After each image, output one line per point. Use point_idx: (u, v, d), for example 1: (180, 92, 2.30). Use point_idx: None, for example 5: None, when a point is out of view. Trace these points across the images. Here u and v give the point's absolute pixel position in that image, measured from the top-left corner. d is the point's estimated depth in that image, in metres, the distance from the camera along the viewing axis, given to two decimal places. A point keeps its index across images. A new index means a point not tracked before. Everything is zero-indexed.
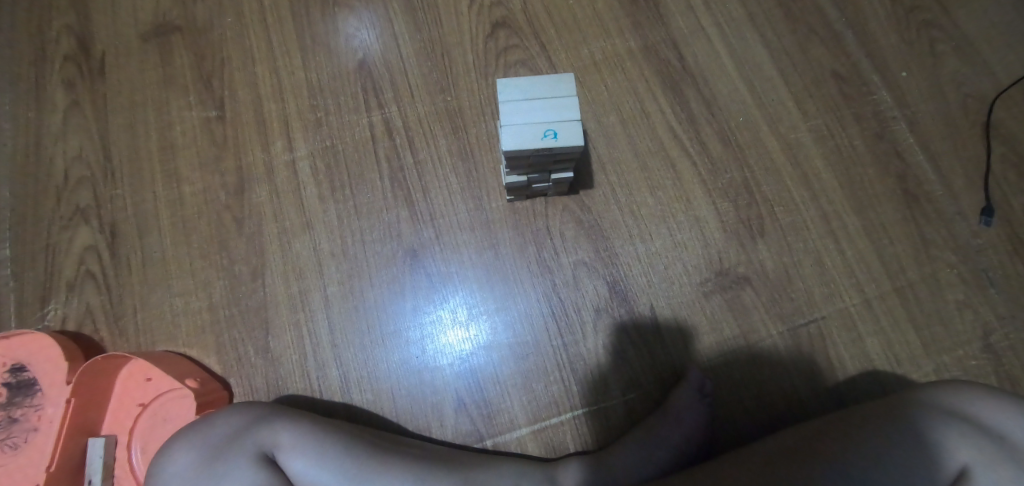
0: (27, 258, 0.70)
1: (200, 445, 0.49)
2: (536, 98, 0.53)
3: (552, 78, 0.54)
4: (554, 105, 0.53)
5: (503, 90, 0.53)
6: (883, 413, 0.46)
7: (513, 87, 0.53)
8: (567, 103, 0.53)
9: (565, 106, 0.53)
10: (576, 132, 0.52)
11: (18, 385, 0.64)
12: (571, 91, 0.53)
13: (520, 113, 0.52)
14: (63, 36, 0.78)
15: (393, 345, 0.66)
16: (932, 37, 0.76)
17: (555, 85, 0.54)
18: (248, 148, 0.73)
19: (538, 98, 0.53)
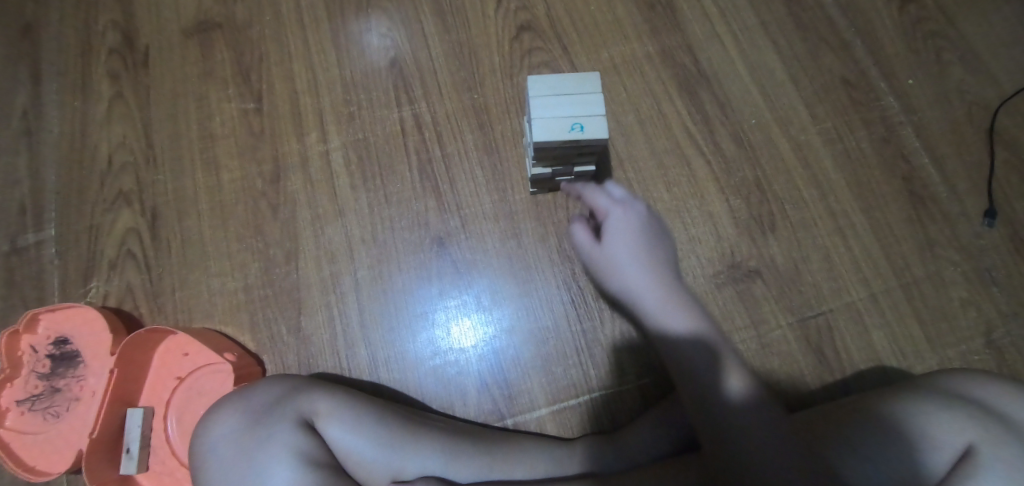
0: (71, 237, 0.74)
1: (243, 410, 0.51)
2: (564, 94, 0.56)
3: (578, 75, 0.57)
4: (581, 101, 0.56)
5: (533, 86, 0.56)
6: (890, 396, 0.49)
7: (542, 84, 0.56)
8: (592, 99, 0.56)
9: (590, 102, 0.56)
10: (601, 125, 0.55)
11: (61, 357, 0.67)
12: (596, 88, 0.56)
13: (548, 108, 0.55)
14: (110, 31, 0.82)
15: (419, 327, 0.69)
16: (938, 47, 0.79)
17: (581, 82, 0.57)
18: (284, 139, 0.77)
19: (565, 94, 0.56)
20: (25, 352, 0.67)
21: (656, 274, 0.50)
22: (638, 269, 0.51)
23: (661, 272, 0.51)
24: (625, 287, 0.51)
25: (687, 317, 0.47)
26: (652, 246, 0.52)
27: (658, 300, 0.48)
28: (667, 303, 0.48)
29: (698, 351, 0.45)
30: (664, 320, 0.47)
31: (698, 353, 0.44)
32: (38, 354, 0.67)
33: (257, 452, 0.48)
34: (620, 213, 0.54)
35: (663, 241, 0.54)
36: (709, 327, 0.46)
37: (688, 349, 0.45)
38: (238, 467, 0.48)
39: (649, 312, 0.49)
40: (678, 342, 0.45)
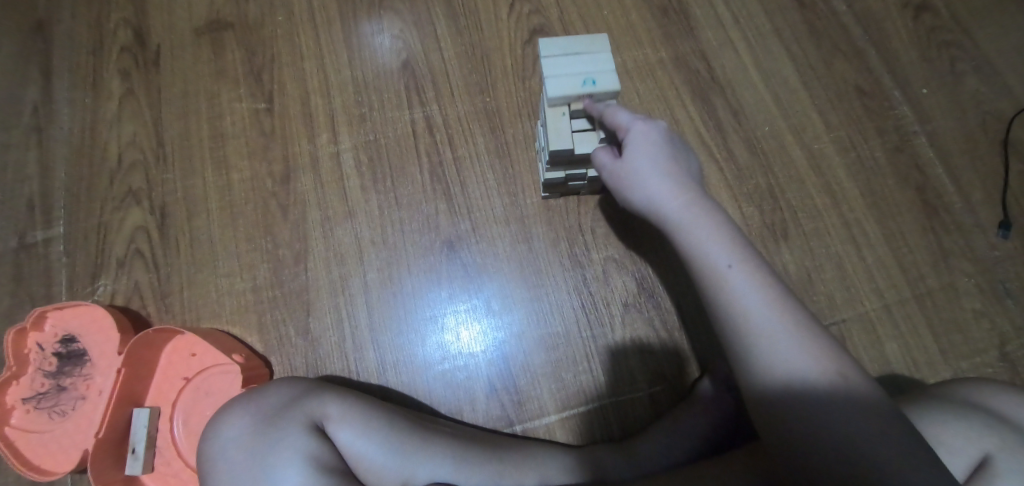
0: (80, 235, 0.73)
1: (253, 413, 0.51)
2: (574, 52, 0.55)
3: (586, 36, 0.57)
4: (590, 58, 0.55)
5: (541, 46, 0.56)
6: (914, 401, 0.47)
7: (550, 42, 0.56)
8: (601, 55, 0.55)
9: (600, 58, 0.55)
10: (612, 78, 0.54)
11: (68, 355, 0.67)
12: (604, 46, 0.56)
13: (559, 65, 0.55)
14: (122, 28, 0.82)
15: (428, 330, 0.69)
16: (952, 56, 0.79)
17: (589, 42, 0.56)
18: (294, 139, 0.76)
19: (575, 52, 0.55)
20: (32, 350, 0.66)
21: (680, 185, 0.48)
22: (662, 180, 0.49)
23: (685, 183, 0.48)
24: (650, 198, 0.49)
25: (712, 223, 0.45)
26: (675, 159, 0.50)
27: (683, 209, 0.47)
28: (691, 211, 0.46)
29: (724, 255, 0.43)
30: (689, 228, 0.46)
31: (724, 255, 0.43)
32: (45, 352, 0.67)
33: (268, 456, 0.48)
34: (643, 130, 0.51)
35: (684, 154, 0.52)
36: (735, 232, 0.45)
37: (714, 251, 0.43)
38: (249, 471, 0.48)
39: (673, 219, 0.47)
40: (704, 247, 0.44)
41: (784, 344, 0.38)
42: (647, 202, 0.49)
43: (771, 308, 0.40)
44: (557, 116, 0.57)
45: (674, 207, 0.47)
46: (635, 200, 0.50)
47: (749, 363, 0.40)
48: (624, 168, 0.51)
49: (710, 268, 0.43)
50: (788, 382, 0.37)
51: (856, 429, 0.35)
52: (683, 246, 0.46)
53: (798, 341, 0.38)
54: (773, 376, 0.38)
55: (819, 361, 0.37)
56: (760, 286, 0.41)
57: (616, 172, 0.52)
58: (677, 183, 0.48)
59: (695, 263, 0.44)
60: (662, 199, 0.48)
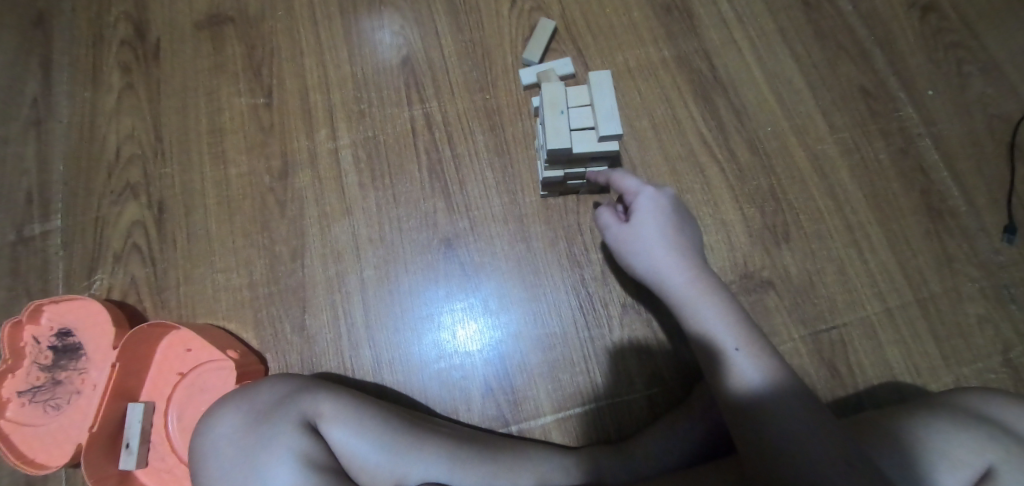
0: (77, 228, 0.73)
1: (245, 409, 0.50)
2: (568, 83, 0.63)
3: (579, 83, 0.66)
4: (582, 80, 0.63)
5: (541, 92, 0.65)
6: (917, 411, 0.46)
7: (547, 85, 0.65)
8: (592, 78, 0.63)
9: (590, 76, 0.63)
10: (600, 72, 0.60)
11: (63, 349, 0.67)
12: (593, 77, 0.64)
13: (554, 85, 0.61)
14: (122, 22, 0.82)
15: (425, 330, 0.68)
16: (959, 57, 0.78)
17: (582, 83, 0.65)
18: (293, 134, 0.76)
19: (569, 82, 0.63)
20: (27, 343, 0.66)
21: (685, 260, 0.53)
22: (669, 253, 0.54)
23: (691, 261, 0.53)
24: (655, 269, 0.54)
25: (717, 303, 0.49)
26: (681, 235, 0.55)
27: (688, 287, 0.51)
28: (697, 289, 0.50)
29: (730, 336, 0.46)
30: (694, 305, 0.49)
31: (729, 336, 0.46)
32: (40, 345, 0.66)
33: (260, 453, 0.47)
34: (651, 196, 0.57)
35: (690, 229, 0.57)
36: (741, 315, 0.48)
37: (720, 331, 0.46)
38: (241, 468, 0.47)
39: (678, 294, 0.51)
40: (708, 324, 0.47)
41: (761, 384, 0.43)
42: (652, 273, 0.54)
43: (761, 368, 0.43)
44: (554, 117, 0.58)
45: (681, 282, 0.51)
46: (641, 268, 0.55)
47: (742, 430, 0.42)
48: (630, 234, 0.57)
49: (715, 346, 0.46)
50: (763, 410, 0.41)
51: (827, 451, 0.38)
52: (688, 320, 0.50)
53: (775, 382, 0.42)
54: (752, 404, 0.42)
55: (805, 417, 0.40)
56: (763, 369, 0.43)
57: (622, 238, 0.57)
58: (682, 258, 0.53)
59: (700, 339, 0.48)
60: (669, 271, 0.53)
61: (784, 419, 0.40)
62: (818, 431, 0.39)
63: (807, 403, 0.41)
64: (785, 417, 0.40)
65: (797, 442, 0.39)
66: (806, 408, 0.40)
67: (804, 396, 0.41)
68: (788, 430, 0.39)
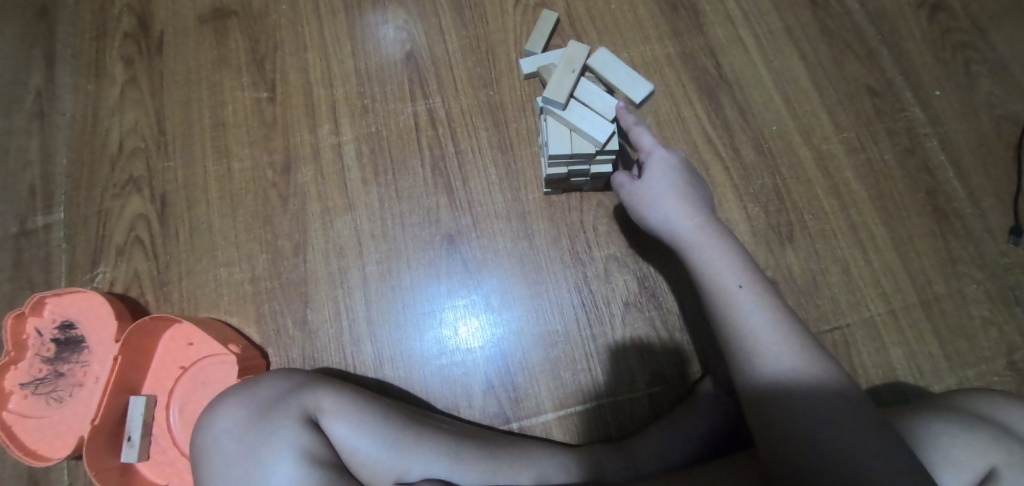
0: (80, 221, 0.73)
1: (247, 403, 0.50)
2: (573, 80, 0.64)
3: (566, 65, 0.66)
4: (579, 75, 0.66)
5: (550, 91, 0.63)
6: (932, 411, 0.46)
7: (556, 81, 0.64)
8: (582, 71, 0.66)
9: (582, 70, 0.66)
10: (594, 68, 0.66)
11: (66, 342, 0.67)
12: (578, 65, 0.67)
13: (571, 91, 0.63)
14: (125, 15, 0.82)
15: (427, 325, 0.68)
16: (967, 57, 0.77)
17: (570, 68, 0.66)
18: (296, 129, 0.76)
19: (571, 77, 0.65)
20: (30, 336, 0.66)
21: (696, 210, 0.53)
22: (678, 202, 0.54)
23: (697, 207, 0.54)
24: (665, 216, 0.54)
25: (724, 245, 0.50)
26: (688, 188, 0.56)
27: (696, 230, 0.51)
28: (705, 232, 0.51)
29: (733, 275, 0.47)
30: (700, 247, 0.50)
31: (732, 275, 0.47)
32: (43, 338, 0.67)
33: (261, 448, 0.47)
34: (662, 156, 0.58)
35: (701, 186, 0.57)
36: (743, 255, 0.49)
37: (724, 271, 0.47)
38: (242, 461, 0.47)
39: (686, 239, 0.52)
40: (713, 265, 0.48)
41: (781, 355, 0.42)
42: (661, 222, 0.55)
43: (774, 329, 0.43)
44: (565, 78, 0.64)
45: (689, 226, 0.52)
46: (651, 218, 0.55)
47: (743, 362, 0.43)
48: (643, 189, 0.57)
49: (718, 284, 0.47)
50: (772, 393, 0.41)
51: (844, 450, 0.37)
52: (693, 261, 0.50)
53: (793, 350, 0.42)
54: (766, 392, 0.41)
55: (801, 352, 0.42)
56: (763, 306, 0.45)
57: (634, 193, 0.58)
58: (693, 207, 0.54)
59: (705, 278, 0.48)
60: (676, 218, 0.53)
61: (799, 417, 0.39)
62: (837, 429, 0.38)
63: (802, 335, 0.43)
64: (802, 414, 0.39)
65: (816, 438, 0.38)
66: (830, 402, 0.39)
67: (824, 385, 0.40)
68: (806, 427, 0.38)
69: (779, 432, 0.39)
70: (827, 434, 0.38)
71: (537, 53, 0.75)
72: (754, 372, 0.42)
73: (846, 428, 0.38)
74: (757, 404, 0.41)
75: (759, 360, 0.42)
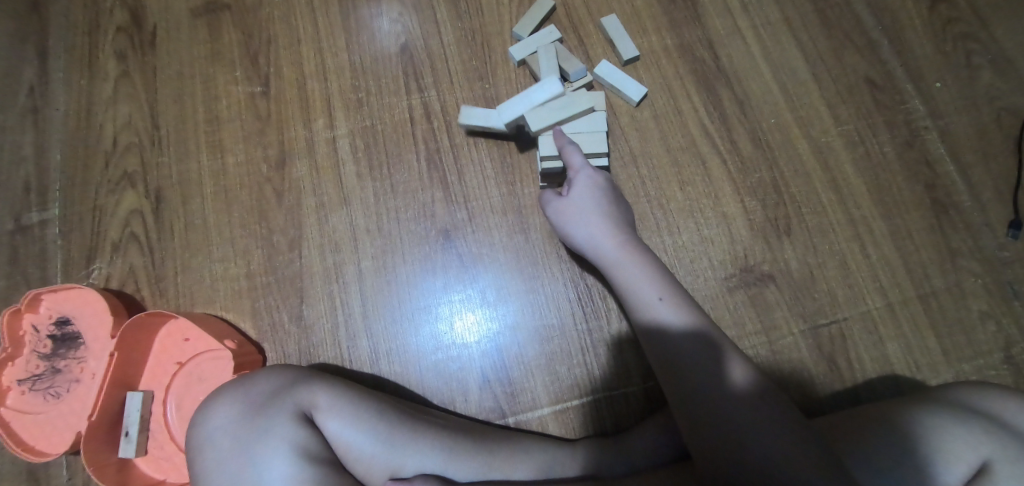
0: (74, 218, 0.73)
1: (242, 400, 0.50)
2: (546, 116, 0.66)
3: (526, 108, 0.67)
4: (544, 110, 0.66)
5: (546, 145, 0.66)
6: (924, 403, 0.46)
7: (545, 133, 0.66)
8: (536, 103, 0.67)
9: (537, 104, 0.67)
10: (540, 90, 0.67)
11: (62, 338, 0.67)
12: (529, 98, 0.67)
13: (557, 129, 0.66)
14: (118, 9, 0.81)
15: (421, 320, 0.68)
16: (968, 49, 0.76)
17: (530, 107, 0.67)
18: (292, 124, 0.75)
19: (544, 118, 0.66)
20: (27, 332, 0.66)
21: (616, 228, 0.59)
22: (601, 223, 0.60)
23: (618, 228, 0.59)
24: (591, 237, 0.59)
25: (641, 262, 0.55)
26: (609, 211, 0.61)
27: (618, 250, 0.57)
28: (623, 248, 0.57)
29: (653, 291, 0.51)
30: (624, 265, 0.55)
31: (652, 288, 0.52)
32: (40, 334, 0.67)
33: (256, 444, 0.47)
34: (590, 174, 0.63)
35: (621, 206, 0.63)
36: (661, 270, 0.54)
37: (645, 288, 0.52)
38: (237, 457, 0.47)
39: (609, 255, 0.57)
40: (632, 278, 0.53)
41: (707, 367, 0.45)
42: (587, 239, 0.60)
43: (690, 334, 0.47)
44: (580, 97, 0.66)
45: (612, 246, 0.57)
46: (576, 235, 0.61)
47: (673, 376, 0.46)
48: (569, 207, 0.62)
49: (641, 301, 0.51)
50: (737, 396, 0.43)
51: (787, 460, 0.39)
52: (616, 275, 0.55)
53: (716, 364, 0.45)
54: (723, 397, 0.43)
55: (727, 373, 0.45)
56: (683, 316, 0.49)
57: (559, 209, 0.63)
58: (612, 226, 0.59)
59: (629, 295, 0.53)
60: (601, 237, 0.59)
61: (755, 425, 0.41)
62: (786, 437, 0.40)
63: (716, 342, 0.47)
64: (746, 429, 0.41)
65: (761, 449, 0.40)
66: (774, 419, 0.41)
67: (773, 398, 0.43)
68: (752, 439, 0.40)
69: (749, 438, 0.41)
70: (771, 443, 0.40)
71: (524, 36, 0.76)
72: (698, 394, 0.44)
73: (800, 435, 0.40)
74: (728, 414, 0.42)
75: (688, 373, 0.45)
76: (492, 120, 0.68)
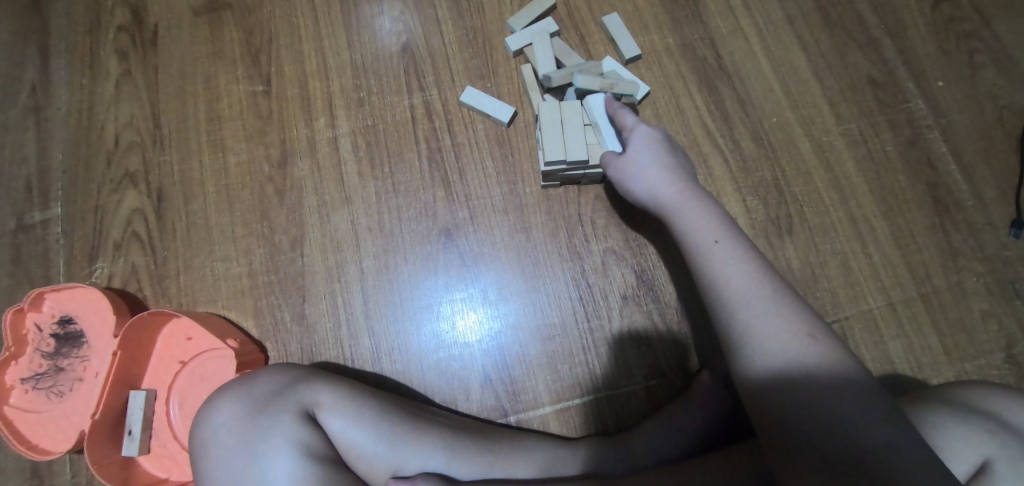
0: (77, 217, 0.73)
1: (245, 398, 0.50)
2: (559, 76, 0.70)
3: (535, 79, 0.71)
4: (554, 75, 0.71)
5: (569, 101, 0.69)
6: (932, 402, 0.46)
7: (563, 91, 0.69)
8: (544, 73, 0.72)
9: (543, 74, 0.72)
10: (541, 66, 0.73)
11: (65, 337, 0.67)
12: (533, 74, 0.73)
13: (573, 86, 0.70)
14: (119, 8, 0.81)
15: (425, 319, 0.68)
16: (971, 48, 0.76)
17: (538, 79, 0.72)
18: (293, 123, 0.75)
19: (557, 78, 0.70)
20: (29, 331, 0.66)
21: (675, 174, 0.55)
22: (659, 170, 0.56)
23: (677, 174, 0.55)
24: (647, 186, 0.56)
25: (700, 204, 0.51)
26: (672, 155, 0.58)
27: (676, 191, 0.53)
28: (683, 194, 0.53)
29: (709, 232, 0.48)
30: (683, 210, 0.52)
31: (709, 231, 0.48)
32: (43, 333, 0.67)
33: (259, 442, 0.48)
34: (644, 131, 0.60)
35: (681, 157, 0.59)
36: (723, 213, 0.50)
37: (701, 229, 0.49)
38: (240, 456, 0.48)
39: (668, 205, 0.53)
40: (693, 224, 0.50)
41: (760, 316, 0.42)
42: (644, 192, 0.56)
43: (750, 278, 0.44)
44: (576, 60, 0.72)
45: (670, 190, 0.54)
46: (634, 190, 0.57)
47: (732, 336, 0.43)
48: (625, 163, 0.58)
49: (696, 242, 0.49)
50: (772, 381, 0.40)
51: (862, 445, 0.35)
52: (675, 224, 0.52)
53: (771, 310, 0.42)
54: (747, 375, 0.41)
55: (783, 330, 0.41)
56: (738, 257, 0.46)
57: (617, 167, 0.59)
58: (672, 174, 0.55)
59: (685, 239, 0.50)
60: (659, 186, 0.55)
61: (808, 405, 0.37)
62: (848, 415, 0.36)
63: (777, 283, 0.44)
64: (815, 401, 0.37)
65: (836, 428, 0.36)
66: (850, 392, 0.37)
67: (828, 367, 0.38)
68: (819, 412, 0.37)
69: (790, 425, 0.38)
70: (845, 424, 0.36)
71: (519, 29, 0.76)
72: (740, 337, 0.42)
73: (859, 408, 0.36)
74: (763, 391, 0.40)
75: (747, 337, 0.42)
76: (501, 113, 0.72)
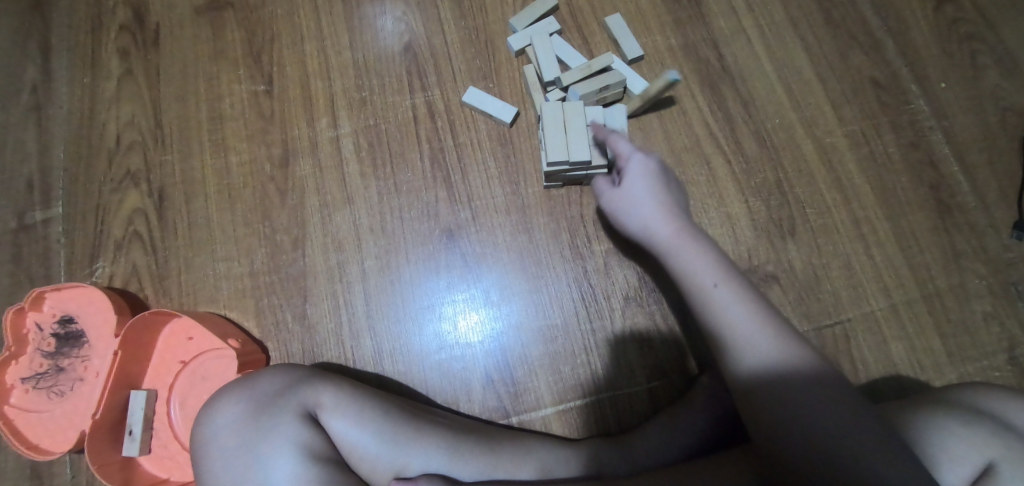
0: (78, 216, 0.73)
1: (247, 398, 0.50)
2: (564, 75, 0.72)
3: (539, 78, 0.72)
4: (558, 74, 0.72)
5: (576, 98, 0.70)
6: (937, 404, 0.46)
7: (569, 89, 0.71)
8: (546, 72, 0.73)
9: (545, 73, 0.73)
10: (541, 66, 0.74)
11: (65, 336, 0.67)
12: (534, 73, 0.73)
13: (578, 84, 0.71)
14: (120, 7, 0.81)
15: (427, 319, 0.68)
16: (974, 49, 0.76)
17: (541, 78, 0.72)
18: (295, 122, 0.75)
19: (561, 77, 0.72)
20: (30, 331, 0.66)
21: (671, 212, 0.54)
22: (655, 209, 0.54)
23: (675, 211, 0.54)
24: (643, 222, 0.55)
25: (697, 247, 0.50)
26: (666, 186, 0.57)
27: (673, 233, 0.52)
28: (680, 236, 0.52)
29: (709, 274, 0.47)
30: (681, 251, 0.51)
31: (708, 273, 0.47)
32: (44, 333, 0.67)
33: (261, 443, 0.47)
34: (640, 160, 0.58)
35: (677, 189, 0.58)
36: (720, 253, 0.49)
37: (700, 272, 0.48)
38: (241, 456, 0.47)
39: (665, 246, 0.52)
40: (691, 266, 0.49)
41: (764, 339, 0.42)
42: (641, 228, 0.55)
43: (750, 318, 0.44)
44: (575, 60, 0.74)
45: (667, 233, 0.53)
46: (631, 226, 0.56)
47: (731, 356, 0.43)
48: (622, 196, 0.58)
49: (696, 283, 0.48)
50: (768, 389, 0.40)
51: (856, 456, 0.36)
52: (673, 265, 0.51)
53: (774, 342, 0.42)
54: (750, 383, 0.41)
55: (783, 349, 0.41)
56: (737, 298, 0.45)
57: (613, 200, 0.59)
58: (669, 211, 0.54)
59: (684, 281, 0.49)
60: (655, 225, 0.54)
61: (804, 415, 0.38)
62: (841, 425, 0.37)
63: (777, 323, 0.43)
64: (811, 409, 0.38)
65: (831, 437, 0.37)
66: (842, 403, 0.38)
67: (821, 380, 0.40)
68: (816, 417, 0.38)
69: (787, 432, 0.39)
70: (838, 434, 0.37)
71: (520, 28, 0.76)
72: (742, 356, 0.42)
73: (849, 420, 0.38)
74: (764, 394, 0.40)
75: (748, 355, 0.42)
76: (503, 113, 0.72)
